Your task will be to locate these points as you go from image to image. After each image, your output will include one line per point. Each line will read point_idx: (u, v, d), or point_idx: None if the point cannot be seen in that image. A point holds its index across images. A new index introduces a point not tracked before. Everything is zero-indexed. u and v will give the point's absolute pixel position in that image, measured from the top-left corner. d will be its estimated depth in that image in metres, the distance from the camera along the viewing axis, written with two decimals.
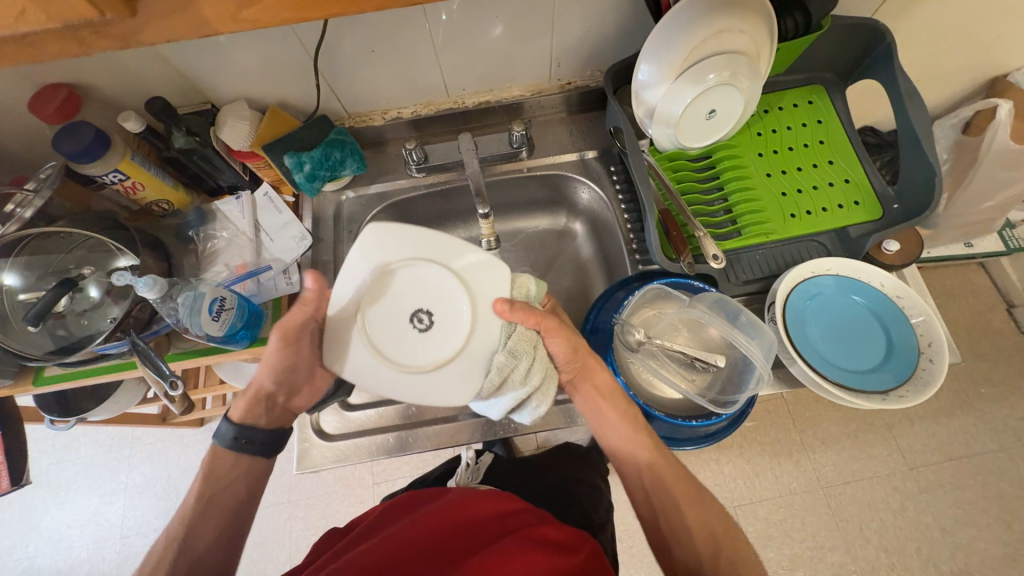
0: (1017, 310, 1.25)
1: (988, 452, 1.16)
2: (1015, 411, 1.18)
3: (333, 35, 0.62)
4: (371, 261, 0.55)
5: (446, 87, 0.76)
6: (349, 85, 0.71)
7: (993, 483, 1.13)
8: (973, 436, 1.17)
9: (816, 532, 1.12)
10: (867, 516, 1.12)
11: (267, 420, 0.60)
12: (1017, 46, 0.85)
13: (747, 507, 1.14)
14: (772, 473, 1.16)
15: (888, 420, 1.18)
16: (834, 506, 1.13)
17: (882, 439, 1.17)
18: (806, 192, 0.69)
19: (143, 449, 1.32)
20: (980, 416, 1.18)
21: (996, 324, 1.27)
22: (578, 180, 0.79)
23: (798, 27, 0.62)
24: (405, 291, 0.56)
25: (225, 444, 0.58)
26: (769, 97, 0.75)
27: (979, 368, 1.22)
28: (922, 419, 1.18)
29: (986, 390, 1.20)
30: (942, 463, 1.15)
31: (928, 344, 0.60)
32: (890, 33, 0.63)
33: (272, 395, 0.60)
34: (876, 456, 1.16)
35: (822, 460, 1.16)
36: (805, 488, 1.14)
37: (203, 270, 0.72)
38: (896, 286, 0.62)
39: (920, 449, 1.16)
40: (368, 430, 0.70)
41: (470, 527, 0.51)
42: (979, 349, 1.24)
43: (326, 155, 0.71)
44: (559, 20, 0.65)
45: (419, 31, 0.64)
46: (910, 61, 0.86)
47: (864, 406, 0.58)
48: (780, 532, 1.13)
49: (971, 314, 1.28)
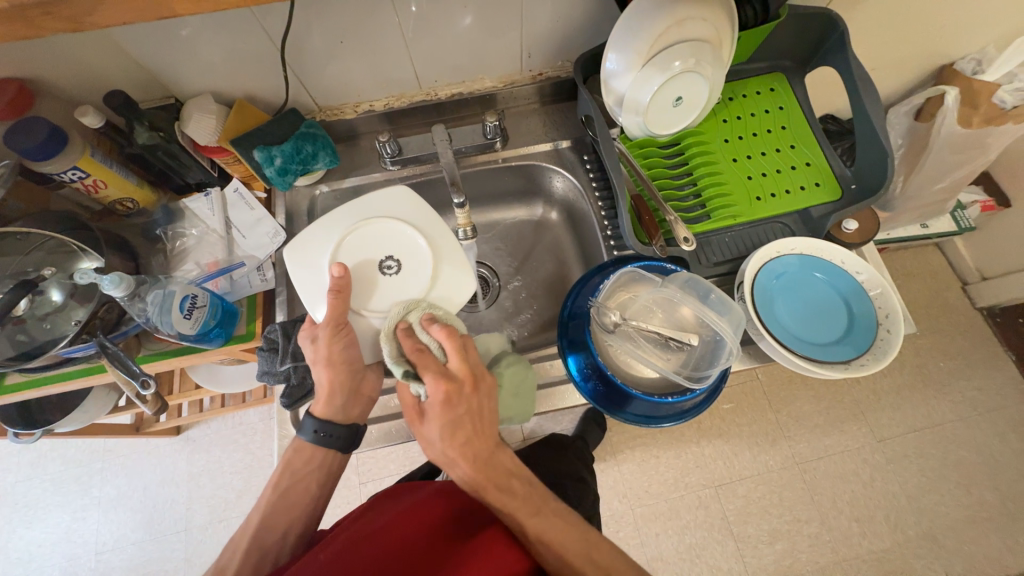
0: (971, 288, 1.33)
1: (948, 422, 1.23)
2: (971, 382, 1.26)
3: (300, 26, 0.61)
4: (319, 257, 0.61)
5: (418, 79, 0.76)
6: (319, 77, 0.71)
7: (953, 451, 1.20)
8: (934, 408, 1.24)
9: (793, 506, 1.16)
10: (840, 489, 1.17)
11: (344, 412, 0.59)
12: (961, 36, 0.91)
13: (728, 487, 1.18)
14: (750, 452, 1.20)
15: (856, 396, 1.25)
16: (809, 480, 1.18)
17: (851, 415, 1.23)
18: (771, 175, 0.72)
19: (117, 461, 1.28)
20: (940, 388, 1.25)
21: (952, 301, 1.34)
22: (553, 170, 0.80)
23: (757, 15, 0.64)
24: (360, 254, 0.61)
25: (309, 439, 0.57)
26: (733, 85, 0.77)
27: (938, 343, 1.30)
28: (887, 394, 1.25)
29: (945, 363, 1.28)
30: (907, 434, 1.21)
31: (886, 315, 0.63)
32: (843, 21, 0.66)
33: (345, 385, 0.58)
34: (847, 431, 1.21)
35: (796, 437, 1.21)
36: (782, 465, 1.19)
37: (173, 268, 0.70)
38: (855, 262, 0.66)
39: (887, 422, 1.22)
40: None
41: (454, 515, 0.51)
42: (938, 325, 1.32)
43: (298, 148, 0.70)
44: (527, 11, 0.66)
45: (388, 21, 0.63)
46: (864, 51, 0.90)
47: (827, 374, 0.61)
48: (759, 509, 1.17)
49: (929, 293, 1.36)
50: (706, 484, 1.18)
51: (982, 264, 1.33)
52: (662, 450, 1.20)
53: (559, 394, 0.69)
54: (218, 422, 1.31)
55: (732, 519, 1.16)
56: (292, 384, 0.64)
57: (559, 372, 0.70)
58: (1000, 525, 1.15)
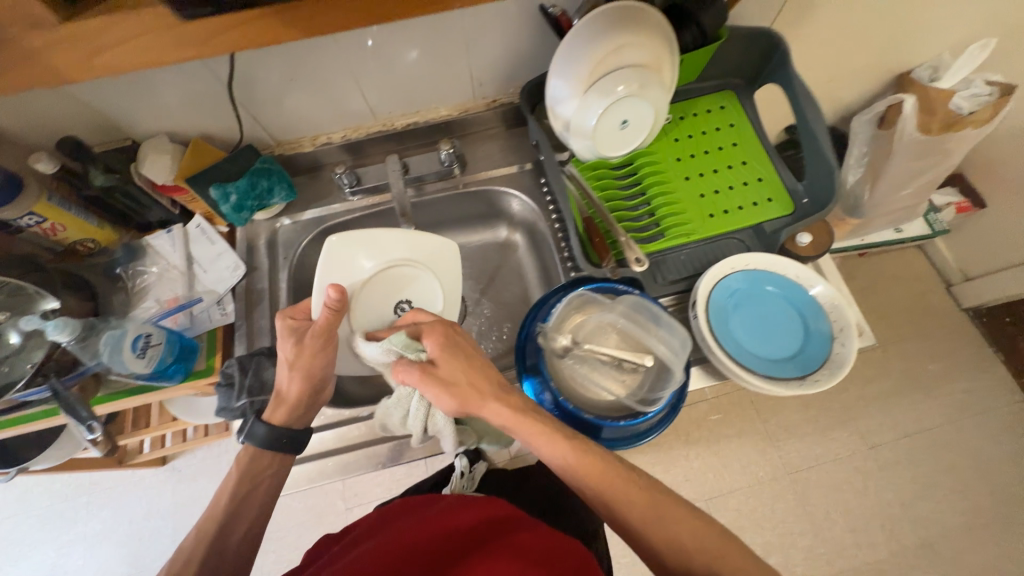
0: (955, 288, 1.36)
1: (940, 426, 1.24)
2: (961, 384, 1.28)
3: (248, 66, 0.63)
4: (349, 267, 0.63)
5: (372, 112, 0.77)
6: (275, 114, 0.72)
7: (946, 456, 1.21)
8: (925, 413, 1.25)
9: (784, 517, 1.19)
10: (832, 498, 1.19)
11: (300, 419, 0.62)
12: (913, 46, 0.93)
13: (718, 500, 1.20)
14: (739, 464, 1.22)
15: (846, 404, 1.26)
16: (800, 491, 1.20)
17: (842, 423, 1.25)
18: (723, 192, 0.73)
19: (102, 495, 1.27)
20: (930, 393, 1.27)
21: (938, 302, 1.36)
22: (509, 193, 0.81)
23: (695, 39, 0.66)
24: (388, 291, 0.66)
25: (261, 443, 0.59)
26: (682, 105, 0.77)
27: (925, 346, 1.31)
28: (876, 400, 1.27)
29: (933, 367, 1.29)
30: (898, 440, 1.23)
31: (840, 329, 0.63)
32: (783, 42, 0.68)
33: (308, 397, 0.61)
34: (837, 439, 1.23)
35: (786, 446, 1.23)
36: (772, 476, 1.21)
37: (132, 306, 0.72)
38: (807, 275, 0.66)
39: (877, 428, 1.24)
40: (336, 449, 0.71)
41: (464, 533, 0.48)
42: (924, 327, 1.34)
43: (252, 184, 0.70)
44: (472, 43, 0.67)
45: (338, 58, 0.65)
46: (819, 63, 0.92)
47: (783, 393, 0.61)
48: (751, 521, 1.18)
49: (914, 295, 1.37)
50: (695, 497, 1.20)
51: (965, 264, 1.35)
52: (649, 464, 1.20)
53: None
54: (206, 450, 1.30)
55: None
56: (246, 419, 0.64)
57: None
58: (997, 531, 1.15)
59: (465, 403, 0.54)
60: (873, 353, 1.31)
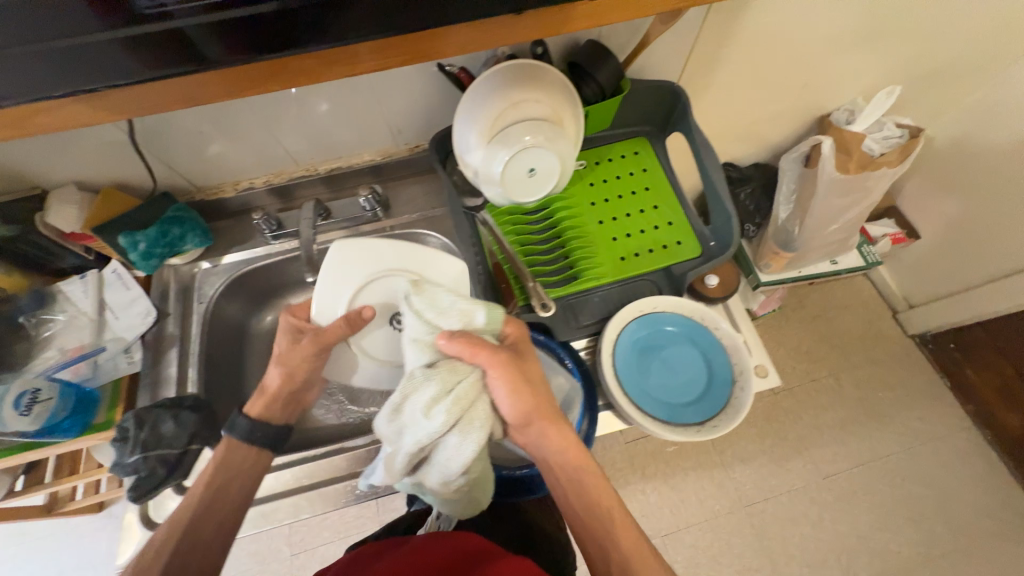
0: (901, 316, 1.39)
1: (892, 454, 1.24)
2: (911, 411, 1.29)
3: (156, 119, 0.64)
4: (352, 269, 0.64)
5: (293, 158, 0.78)
6: (192, 162, 0.73)
7: (899, 484, 1.21)
8: (878, 440, 1.26)
9: (743, 552, 1.16)
10: (789, 531, 1.18)
11: (279, 415, 0.61)
12: (825, 91, 0.99)
13: (675, 535, 1.18)
14: (697, 497, 1.20)
15: (800, 433, 1.27)
16: (757, 524, 1.18)
17: (797, 452, 1.25)
18: (635, 236, 0.74)
19: (30, 545, 1.20)
20: (882, 420, 1.28)
21: (886, 329, 1.39)
22: (425, 233, 0.82)
23: (596, 93, 0.69)
24: (383, 301, 0.65)
25: (240, 437, 0.58)
26: (597, 150, 0.79)
27: (875, 373, 1.33)
28: (829, 429, 1.27)
29: (884, 394, 1.31)
30: (852, 469, 1.23)
31: (740, 372, 0.65)
32: (683, 94, 0.71)
33: (291, 393, 0.61)
34: (792, 469, 1.23)
35: (742, 477, 1.22)
36: (730, 509, 1.19)
37: (34, 356, 0.70)
38: (711, 317, 0.68)
39: (831, 457, 1.24)
40: (282, 493, 0.71)
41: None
42: (873, 354, 1.36)
43: (163, 232, 0.70)
44: (384, 95, 0.70)
45: (249, 111, 0.66)
46: (738, 107, 0.97)
47: (681, 439, 0.62)
48: (709, 557, 1.16)
49: (863, 322, 1.40)
50: (653, 533, 1.18)
51: (908, 291, 1.39)
52: None
53: None
54: None
55: (682, 569, 1.15)
56: (139, 477, 0.62)
57: None
58: (953, 561, 1.15)
59: (539, 407, 0.54)
60: (824, 380, 1.32)
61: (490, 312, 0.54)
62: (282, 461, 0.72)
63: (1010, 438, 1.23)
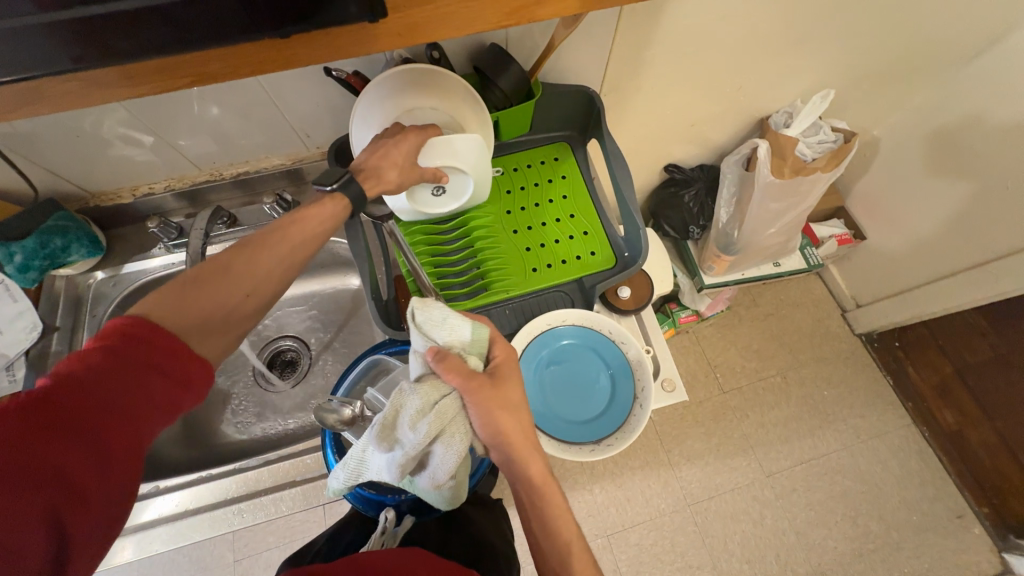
0: (850, 315, 1.38)
1: (833, 452, 1.26)
2: (854, 409, 1.30)
3: (23, 125, 0.59)
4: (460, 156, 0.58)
5: (193, 162, 0.74)
6: (77, 167, 0.68)
7: (839, 481, 1.23)
8: (819, 437, 1.27)
9: (685, 550, 1.16)
10: (730, 529, 1.19)
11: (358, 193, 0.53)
12: (761, 93, 0.97)
13: (619, 535, 1.17)
14: (643, 496, 1.20)
15: (746, 431, 1.28)
16: (700, 522, 1.19)
17: (741, 450, 1.26)
18: (548, 245, 0.72)
19: None
20: (826, 418, 1.29)
21: (834, 328, 1.39)
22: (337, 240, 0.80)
23: (503, 98, 0.66)
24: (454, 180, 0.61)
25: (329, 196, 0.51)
26: (514, 157, 0.77)
27: (821, 371, 1.34)
28: (774, 427, 1.28)
29: (829, 392, 1.32)
30: (795, 467, 1.24)
31: (641, 391, 0.71)
32: (598, 97, 0.70)
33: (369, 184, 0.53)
34: (736, 466, 1.24)
35: (687, 475, 1.23)
36: (674, 508, 1.20)
37: None
38: (620, 335, 0.73)
39: (775, 455, 1.25)
40: (161, 519, 0.66)
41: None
42: (820, 352, 1.36)
43: (42, 243, 0.67)
44: (279, 99, 0.66)
45: (130, 117, 0.62)
46: (674, 109, 0.95)
47: (579, 455, 0.71)
48: (651, 557, 1.15)
49: (812, 321, 1.40)
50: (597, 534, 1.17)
51: (856, 291, 1.38)
52: None
53: (317, 488, 0.67)
54: None
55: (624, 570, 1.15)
56: None
57: (318, 466, 0.68)
58: (884, 557, 1.17)
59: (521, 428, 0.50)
60: (771, 379, 1.33)
61: (476, 331, 0.49)
62: (163, 485, 0.67)
63: (945, 437, 1.25)
